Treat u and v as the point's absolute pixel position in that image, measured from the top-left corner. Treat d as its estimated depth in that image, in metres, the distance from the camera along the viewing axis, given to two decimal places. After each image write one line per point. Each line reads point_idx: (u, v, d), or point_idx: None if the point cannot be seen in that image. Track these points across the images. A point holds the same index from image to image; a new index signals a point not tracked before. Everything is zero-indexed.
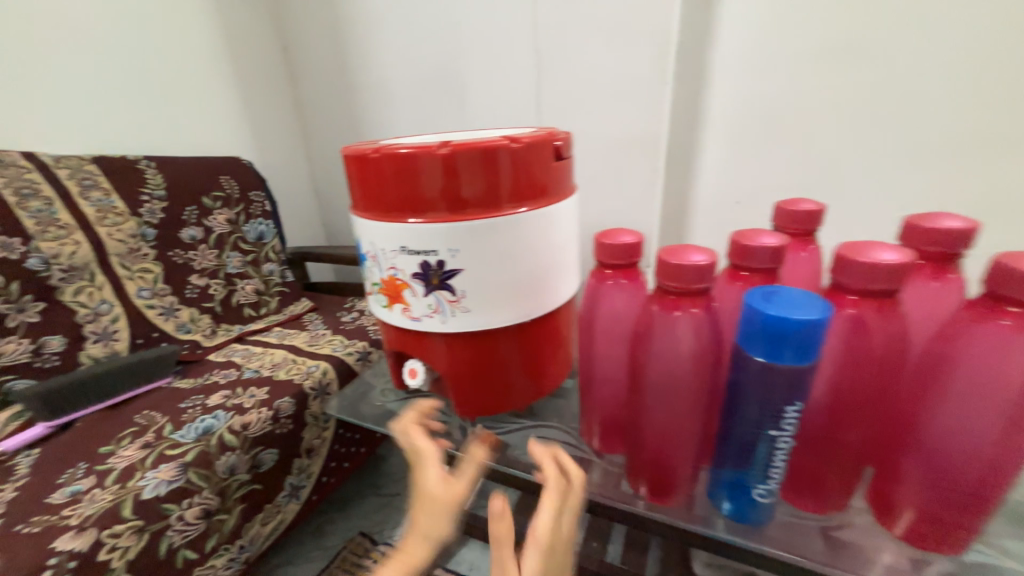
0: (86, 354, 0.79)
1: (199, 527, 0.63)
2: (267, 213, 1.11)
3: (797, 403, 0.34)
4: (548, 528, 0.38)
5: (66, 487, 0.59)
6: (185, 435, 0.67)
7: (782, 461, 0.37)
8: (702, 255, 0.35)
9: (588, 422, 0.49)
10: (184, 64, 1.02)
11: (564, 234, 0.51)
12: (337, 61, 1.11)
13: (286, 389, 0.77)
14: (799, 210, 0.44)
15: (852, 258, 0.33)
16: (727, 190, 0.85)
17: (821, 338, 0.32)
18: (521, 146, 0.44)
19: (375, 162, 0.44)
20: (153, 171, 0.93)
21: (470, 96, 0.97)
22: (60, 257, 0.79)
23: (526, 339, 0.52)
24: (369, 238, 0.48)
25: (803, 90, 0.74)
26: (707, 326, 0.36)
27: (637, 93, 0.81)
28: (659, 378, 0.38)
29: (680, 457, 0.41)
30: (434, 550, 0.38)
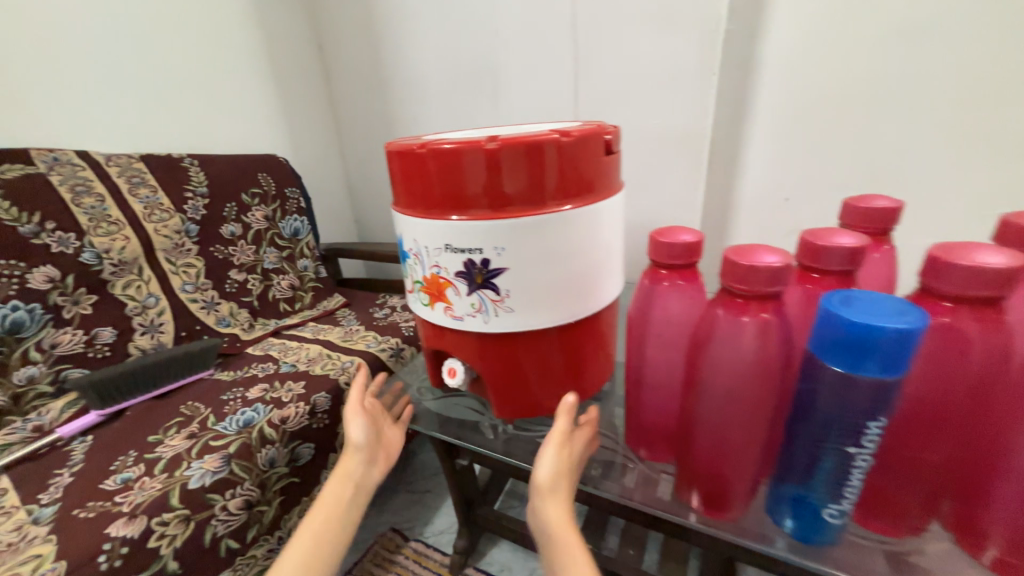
0: (134, 345, 0.82)
1: (242, 517, 0.64)
2: (302, 209, 1.12)
3: (881, 419, 0.31)
4: (554, 466, 0.45)
5: (118, 474, 0.61)
6: (227, 427, 0.68)
7: (859, 482, 0.34)
8: (776, 256, 0.33)
9: (635, 426, 0.48)
10: (225, 63, 1.04)
11: (611, 232, 0.49)
12: (371, 59, 1.11)
13: (322, 384, 0.78)
14: (875, 209, 0.42)
15: (951, 261, 0.30)
16: (774, 187, 0.81)
17: (912, 348, 0.29)
18: (569, 139, 0.41)
19: (418, 156, 0.43)
20: (196, 168, 0.96)
21: (504, 92, 0.96)
22: (111, 252, 0.82)
23: (569, 341, 0.50)
24: (412, 235, 0.47)
25: (862, 79, 0.70)
26: (777, 333, 0.34)
27: (680, 85, 0.78)
28: (721, 388, 0.36)
29: (740, 472, 0.39)
30: (354, 447, 0.53)
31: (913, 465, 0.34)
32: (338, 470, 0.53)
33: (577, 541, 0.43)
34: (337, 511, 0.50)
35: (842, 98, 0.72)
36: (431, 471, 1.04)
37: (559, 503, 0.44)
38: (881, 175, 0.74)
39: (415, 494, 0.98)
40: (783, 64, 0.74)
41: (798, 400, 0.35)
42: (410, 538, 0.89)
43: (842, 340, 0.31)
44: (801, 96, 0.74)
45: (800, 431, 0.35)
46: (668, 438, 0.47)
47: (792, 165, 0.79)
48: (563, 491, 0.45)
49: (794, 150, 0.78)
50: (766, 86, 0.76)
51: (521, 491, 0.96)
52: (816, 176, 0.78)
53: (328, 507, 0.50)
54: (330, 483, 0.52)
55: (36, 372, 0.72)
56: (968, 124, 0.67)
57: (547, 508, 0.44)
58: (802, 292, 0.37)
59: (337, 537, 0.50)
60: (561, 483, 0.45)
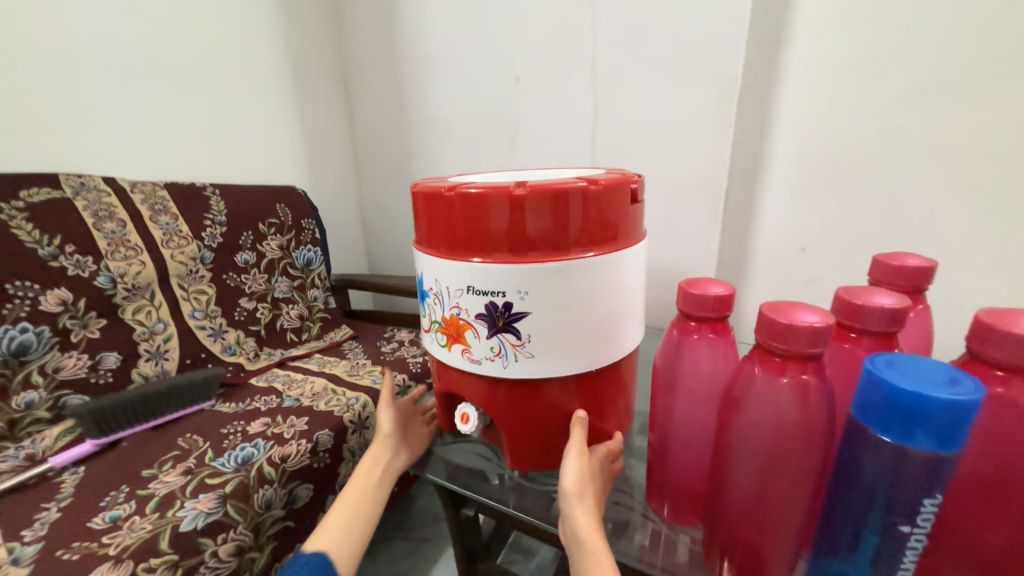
0: (137, 372, 0.81)
1: (231, 564, 0.60)
2: (316, 240, 1.14)
3: (936, 496, 0.30)
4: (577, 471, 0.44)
5: (107, 512, 0.58)
6: (225, 464, 0.66)
7: (912, 562, 0.32)
8: (816, 316, 0.32)
9: (661, 484, 0.47)
10: (255, 99, 1.09)
11: (633, 280, 0.48)
12: (395, 100, 1.16)
13: (325, 421, 0.76)
14: (908, 266, 0.41)
15: (1004, 330, 0.29)
16: (791, 236, 0.81)
17: (968, 423, 0.28)
18: (594, 187, 0.41)
19: (444, 199, 0.43)
20: (217, 197, 0.98)
21: (522, 136, 0.99)
22: (126, 276, 0.82)
23: (589, 390, 0.48)
24: (433, 274, 0.46)
25: (876, 136, 0.72)
26: (818, 397, 0.33)
27: (696, 135, 0.80)
28: (762, 450, 0.35)
29: (779, 543, 0.37)
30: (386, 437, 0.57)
31: (971, 546, 0.31)
32: (370, 454, 0.56)
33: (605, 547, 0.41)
34: (366, 494, 0.54)
35: (857, 153, 0.73)
36: (430, 517, 0.98)
37: (587, 510, 0.43)
38: (900, 228, 0.74)
39: (413, 542, 0.93)
40: (796, 119, 0.76)
41: (842, 468, 0.34)
42: None
43: (890, 407, 0.30)
44: (815, 149, 0.76)
45: (844, 502, 0.34)
46: (695, 499, 0.46)
47: (808, 215, 0.79)
48: (590, 498, 0.43)
49: (810, 201, 0.79)
50: (781, 139, 0.78)
51: (526, 543, 0.91)
52: (832, 227, 0.78)
53: (362, 486, 0.54)
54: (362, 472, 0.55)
55: (35, 397, 0.71)
56: (983, 182, 0.68)
57: (575, 515, 0.42)
58: (840, 351, 0.37)
59: (365, 516, 0.53)
60: (586, 489, 0.44)
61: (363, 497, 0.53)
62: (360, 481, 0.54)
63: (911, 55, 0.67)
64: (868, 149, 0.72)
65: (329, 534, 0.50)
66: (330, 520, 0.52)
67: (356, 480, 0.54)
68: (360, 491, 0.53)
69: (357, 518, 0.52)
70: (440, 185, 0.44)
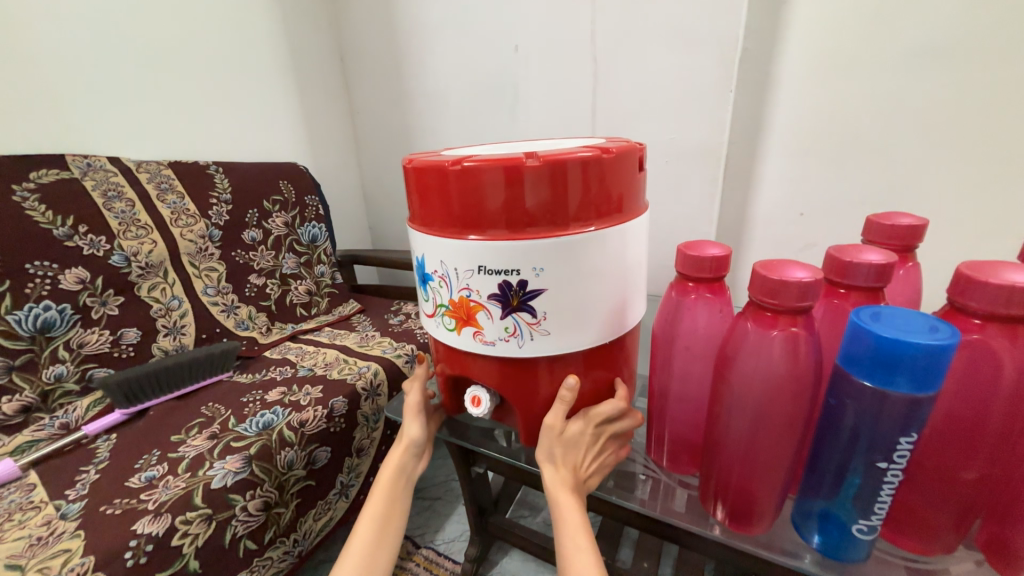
0: (157, 346, 0.84)
1: (260, 518, 0.65)
2: (320, 216, 1.15)
3: (913, 435, 0.33)
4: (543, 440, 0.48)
5: (142, 472, 0.62)
6: (248, 429, 0.70)
7: (889, 496, 0.35)
8: (805, 272, 0.34)
9: (660, 437, 0.51)
10: (251, 75, 1.08)
11: (636, 253, 0.48)
12: (391, 70, 1.14)
13: (339, 389, 0.79)
14: (898, 225, 0.43)
15: (978, 279, 0.31)
16: (789, 202, 0.82)
17: (944, 367, 0.30)
18: (593, 158, 0.41)
19: (444, 172, 0.42)
20: (220, 175, 0.99)
21: (522, 106, 0.98)
22: (139, 255, 0.84)
23: (594, 363, 0.49)
24: (438, 256, 0.45)
25: (877, 98, 0.71)
26: (808, 350, 0.35)
27: (696, 101, 0.79)
28: (750, 399, 0.37)
29: (767, 485, 0.40)
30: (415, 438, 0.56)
31: (947, 482, 0.35)
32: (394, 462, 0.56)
33: (567, 501, 0.46)
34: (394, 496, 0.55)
35: (859, 117, 0.73)
36: (442, 479, 1.04)
37: (553, 469, 0.48)
38: (900, 190, 0.74)
39: (426, 500, 0.99)
40: (799, 82, 0.75)
41: (827, 415, 0.36)
42: (420, 545, 0.89)
43: (873, 356, 0.32)
44: (817, 114, 0.75)
45: (829, 445, 0.37)
46: (692, 451, 0.49)
47: (807, 181, 0.80)
48: (565, 465, 0.48)
49: (810, 165, 0.78)
50: (780, 104, 0.78)
51: (532, 500, 0.96)
52: (833, 191, 0.78)
53: (386, 490, 0.55)
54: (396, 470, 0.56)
55: (63, 371, 0.74)
56: (984, 143, 0.67)
57: (542, 469, 0.48)
58: (828, 307, 0.39)
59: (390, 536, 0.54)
60: (555, 454, 0.47)
61: (391, 505, 0.54)
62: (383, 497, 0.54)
63: (914, 12, 0.65)
64: (869, 111, 0.72)
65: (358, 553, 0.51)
66: (355, 541, 0.51)
67: (382, 490, 0.54)
68: (388, 499, 0.54)
69: (395, 504, 0.55)
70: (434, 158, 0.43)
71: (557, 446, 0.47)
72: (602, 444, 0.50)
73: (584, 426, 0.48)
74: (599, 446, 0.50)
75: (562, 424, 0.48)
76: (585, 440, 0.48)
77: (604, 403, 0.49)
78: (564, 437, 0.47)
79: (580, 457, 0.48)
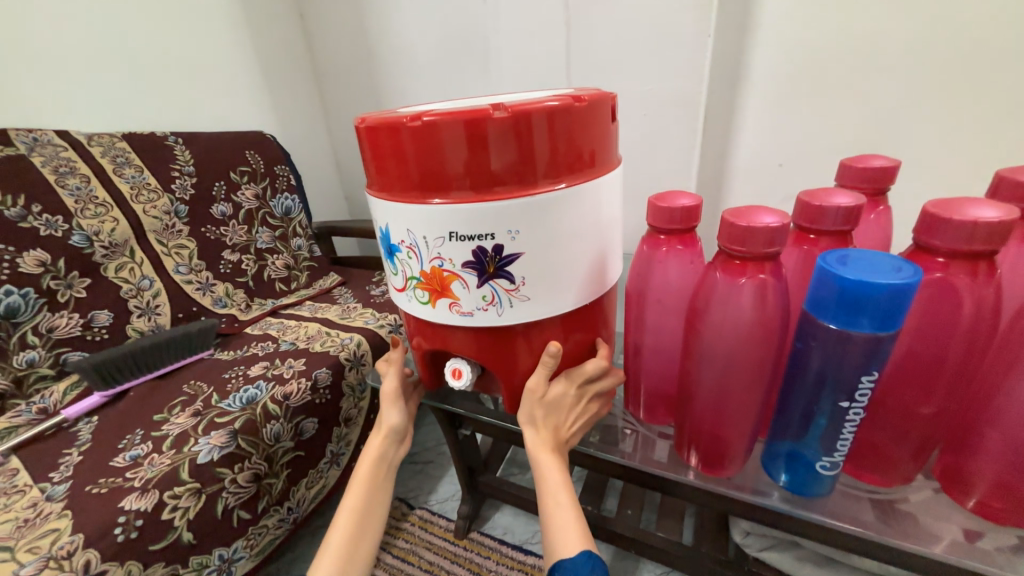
0: (132, 328, 0.82)
1: (250, 489, 0.66)
2: (292, 187, 1.11)
3: (874, 373, 0.33)
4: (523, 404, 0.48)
5: (126, 452, 0.62)
6: (231, 404, 0.69)
7: (851, 434, 0.36)
8: (774, 218, 0.33)
9: (637, 390, 0.52)
10: (203, 34, 1.00)
11: (612, 211, 0.47)
12: (355, 26, 1.07)
13: (322, 360, 0.79)
14: (871, 167, 0.42)
15: (944, 216, 0.31)
16: (769, 152, 0.80)
17: (907, 305, 0.30)
18: (559, 108, 0.39)
19: (401, 129, 0.39)
20: (181, 147, 0.94)
21: (494, 60, 0.93)
22: (101, 234, 0.80)
23: (573, 326, 0.48)
24: (404, 224, 0.44)
25: (861, 38, 0.68)
26: (775, 297, 0.35)
27: (676, 47, 0.76)
28: (719, 349, 0.38)
29: (737, 430, 0.41)
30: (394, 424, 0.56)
31: (907, 417, 0.36)
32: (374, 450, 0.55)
33: (548, 460, 0.47)
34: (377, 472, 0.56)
35: (842, 59, 0.70)
36: (433, 443, 1.06)
37: (534, 431, 0.48)
38: (880, 135, 0.73)
39: (419, 464, 1.01)
40: (782, 23, 0.72)
41: (794, 360, 0.37)
42: (415, 506, 0.92)
43: (838, 299, 0.32)
44: (799, 57, 0.72)
45: (797, 388, 0.38)
46: (668, 402, 0.51)
47: (788, 130, 0.78)
48: (546, 427, 0.48)
49: (791, 113, 0.77)
50: (761, 48, 0.75)
51: (522, 458, 0.99)
52: (814, 139, 0.77)
53: (369, 464, 0.55)
54: (378, 453, 0.56)
55: (35, 356, 0.72)
56: (967, 82, 0.66)
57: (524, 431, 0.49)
58: (799, 253, 0.39)
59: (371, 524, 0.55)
60: (535, 417, 0.48)
61: (377, 470, 0.56)
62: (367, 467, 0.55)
63: None
64: (850, 55, 0.70)
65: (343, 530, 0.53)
66: (335, 534, 0.52)
67: (365, 465, 0.55)
68: (373, 469, 0.55)
69: (381, 474, 0.56)
70: (390, 116, 0.40)
71: (539, 409, 0.48)
72: (583, 404, 0.51)
73: (566, 388, 0.48)
74: (582, 405, 0.51)
75: (543, 387, 0.48)
76: (567, 400, 0.49)
77: (588, 362, 0.49)
78: (545, 399, 0.48)
79: (562, 417, 0.49)
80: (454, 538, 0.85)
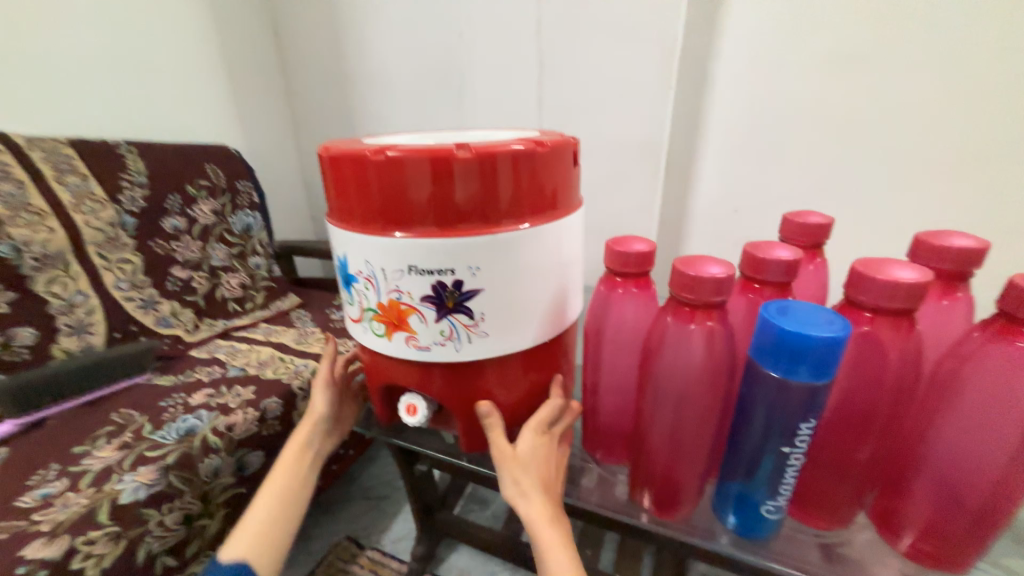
0: (59, 347, 0.75)
1: (180, 532, 0.60)
2: (254, 204, 1.07)
3: (812, 420, 0.35)
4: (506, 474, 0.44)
5: (36, 490, 0.56)
6: (165, 436, 0.64)
7: (793, 477, 0.38)
8: (720, 268, 0.35)
9: (594, 428, 0.52)
10: (170, 44, 0.97)
11: (573, 250, 0.48)
12: (332, 49, 1.07)
13: (273, 388, 0.75)
14: (808, 223, 0.45)
15: (870, 275, 0.33)
16: (725, 197, 0.86)
17: (838, 356, 0.32)
18: (524, 151, 0.40)
19: (366, 162, 0.39)
20: (134, 156, 0.89)
21: (469, 94, 0.96)
22: (33, 244, 0.74)
23: (531, 363, 0.48)
24: (363, 255, 0.43)
25: (804, 100, 0.75)
26: (723, 343, 0.36)
27: (641, 95, 0.81)
28: (671, 392, 0.39)
29: (688, 472, 0.42)
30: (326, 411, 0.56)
31: (842, 462, 0.38)
32: (299, 433, 0.56)
33: (555, 534, 0.42)
34: (301, 459, 0.55)
35: (788, 120, 0.77)
36: (389, 477, 1.01)
37: (535, 504, 0.43)
38: (822, 189, 0.79)
39: (373, 500, 0.96)
40: (735, 81, 0.78)
41: (740, 404, 0.38)
42: (365, 546, 0.87)
43: (777, 347, 0.34)
44: (750, 113, 0.79)
45: (742, 433, 0.39)
46: (625, 441, 0.51)
47: (742, 178, 0.83)
48: (541, 495, 0.44)
49: (745, 162, 0.82)
50: (717, 102, 0.81)
51: (482, 494, 0.96)
52: (764, 188, 0.83)
53: (295, 447, 0.55)
54: (305, 437, 0.56)
55: None
56: (892, 144, 0.74)
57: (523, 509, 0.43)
58: (745, 300, 0.41)
59: (289, 512, 0.53)
60: (529, 487, 0.44)
61: (301, 456, 0.55)
62: (292, 452, 0.55)
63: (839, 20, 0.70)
64: (794, 116, 0.77)
65: (260, 514, 0.52)
66: (252, 513, 0.52)
67: (289, 448, 0.55)
68: (296, 453, 0.55)
69: (301, 462, 0.55)
70: (354, 148, 0.40)
71: (527, 475, 0.44)
72: (556, 452, 0.49)
73: (535, 438, 0.46)
74: (557, 455, 0.49)
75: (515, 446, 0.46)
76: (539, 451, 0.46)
77: (543, 406, 0.48)
78: (525, 460, 0.45)
79: (548, 475, 0.46)
80: None
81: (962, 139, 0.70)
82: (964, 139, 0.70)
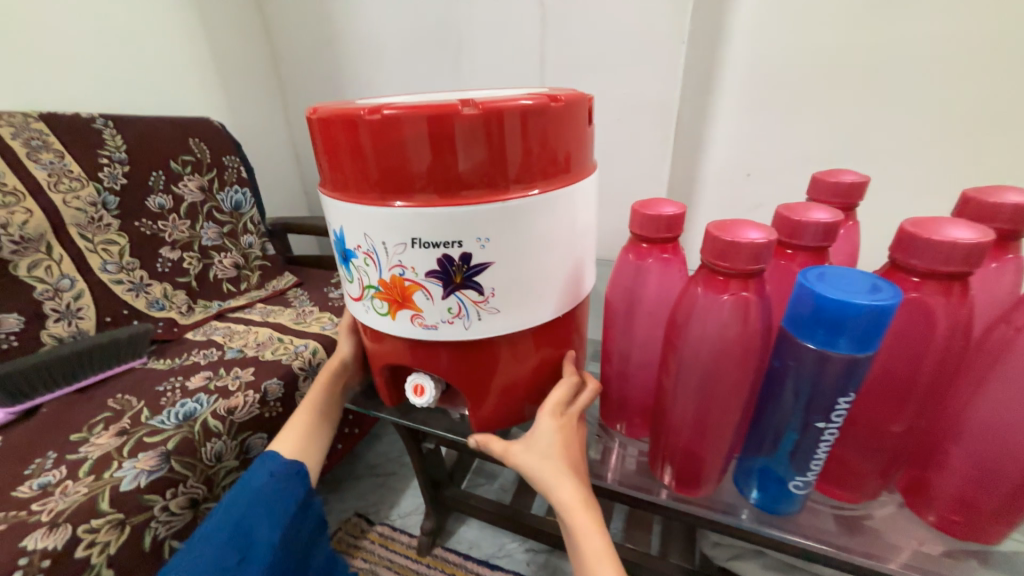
0: (47, 334, 0.73)
1: (186, 517, 0.59)
2: (242, 179, 1.02)
3: (851, 395, 0.33)
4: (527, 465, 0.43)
5: (34, 479, 0.54)
6: (165, 421, 0.62)
7: (825, 453, 0.36)
8: (759, 233, 0.32)
9: (611, 404, 0.50)
10: (141, 6, 0.90)
11: (587, 219, 0.45)
12: (316, 10, 1.00)
13: (273, 370, 0.72)
14: (842, 182, 0.42)
15: (923, 236, 0.31)
16: (738, 161, 0.81)
17: (884, 326, 0.30)
18: (534, 107, 0.36)
19: (361, 124, 0.35)
20: (111, 130, 0.83)
21: (466, 54, 0.90)
22: (9, 226, 0.70)
23: (544, 338, 0.46)
24: (362, 228, 0.40)
25: (827, 54, 0.70)
26: (757, 314, 0.34)
27: (653, 52, 0.76)
28: (697, 366, 0.37)
29: (713, 449, 0.40)
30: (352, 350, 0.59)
31: (876, 436, 0.36)
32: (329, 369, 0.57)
33: (589, 519, 0.40)
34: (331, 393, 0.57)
35: (809, 76, 0.72)
36: (396, 453, 1.01)
37: (566, 489, 0.41)
38: (841, 150, 0.75)
39: (380, 477, 0.95)
40: (757, 32, 0.72)
41: (770, 378, 0.36)
42: (375, 522, 0.87)
43: (816, 316, 0.31)
44: (768, 68, 0.73)
45: (770, 408, 0.37)
46: (644, 416, 0.49)
47: (757, 140, 0.79)
48: (571, 479, 0.42)
49: (761, 124, 0.77)
50: (734, 56, 0.74)
51: (489, 468, 0.96)
52: (780, 150, 0.78)
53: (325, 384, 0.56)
54: (334, 374, 0.57)
55: None
56: (918, 100, 0.69)
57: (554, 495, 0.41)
58: (777, 267, 0.38)
59: (323, 428, 0.56)
60: (559, 475, 0.42)
61: (332, 390, 0.57)
62: (323, 387, 0.56)
63: None
64: (816, 71, 0.72)
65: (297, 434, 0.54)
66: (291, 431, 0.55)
67: (321, 383, 0.56)
68: (329, 387, 0.57)
69: (334, 398, 0.57)
70: (346, 108, 0.36)
71: (551, 461, 0.42)
72: (578, 432, 0.47)
73: (555, 422, 0.44)
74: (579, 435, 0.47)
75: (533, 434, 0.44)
76: (557, 436, 0.43)
77: (557, 389, 0.46)
78: (546, 448, 0.43)
79: (575, 458, 0.44)
80: (416, 555, 0.81)
81: (996, 93, 0.65)
82: (998, 92, 0.65)
